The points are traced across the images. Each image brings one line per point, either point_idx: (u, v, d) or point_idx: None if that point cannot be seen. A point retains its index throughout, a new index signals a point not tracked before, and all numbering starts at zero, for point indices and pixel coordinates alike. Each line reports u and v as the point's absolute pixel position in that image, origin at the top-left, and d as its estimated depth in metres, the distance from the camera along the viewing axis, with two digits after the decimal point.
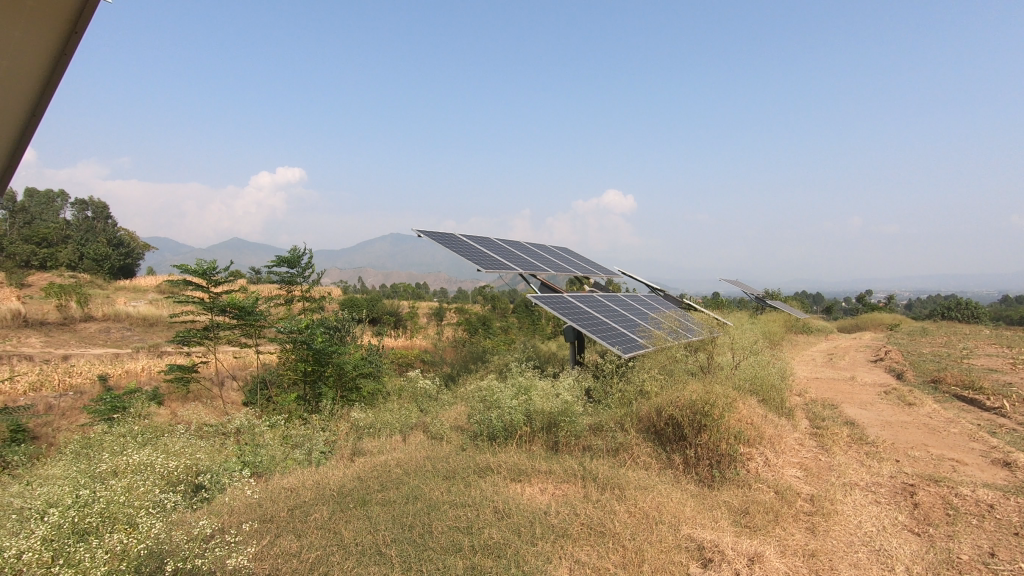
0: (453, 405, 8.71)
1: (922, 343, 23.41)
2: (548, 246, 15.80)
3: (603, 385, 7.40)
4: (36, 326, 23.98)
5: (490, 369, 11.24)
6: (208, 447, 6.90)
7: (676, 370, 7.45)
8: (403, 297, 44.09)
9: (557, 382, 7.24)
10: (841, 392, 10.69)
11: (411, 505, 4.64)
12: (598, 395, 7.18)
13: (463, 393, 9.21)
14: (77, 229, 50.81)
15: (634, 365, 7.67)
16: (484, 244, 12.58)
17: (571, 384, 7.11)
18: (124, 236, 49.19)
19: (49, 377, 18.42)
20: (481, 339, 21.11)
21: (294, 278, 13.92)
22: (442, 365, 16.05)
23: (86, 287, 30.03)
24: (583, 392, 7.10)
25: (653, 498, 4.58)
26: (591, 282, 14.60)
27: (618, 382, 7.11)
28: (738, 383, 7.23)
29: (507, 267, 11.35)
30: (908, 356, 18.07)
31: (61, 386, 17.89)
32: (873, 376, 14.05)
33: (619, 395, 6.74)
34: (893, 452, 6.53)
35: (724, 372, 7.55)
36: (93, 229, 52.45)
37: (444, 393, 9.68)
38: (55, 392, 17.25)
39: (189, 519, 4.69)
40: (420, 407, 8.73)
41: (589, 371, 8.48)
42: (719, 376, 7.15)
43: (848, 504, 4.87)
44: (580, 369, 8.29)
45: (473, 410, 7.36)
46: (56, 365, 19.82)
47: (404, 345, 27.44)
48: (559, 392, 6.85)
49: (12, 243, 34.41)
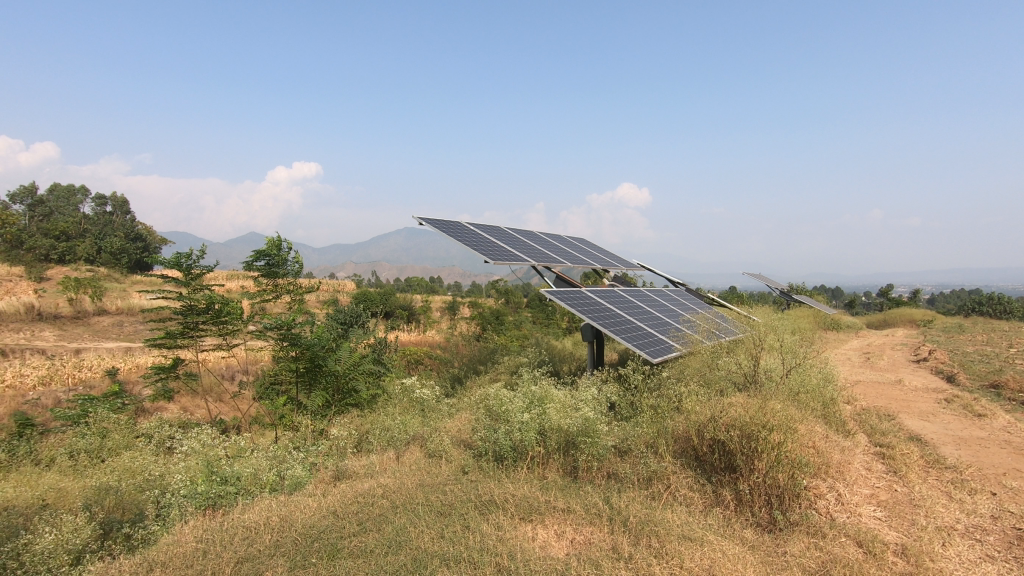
0: (459, 414, 7.74)
1: (962, 341, 21.94)
2: (563, 238, 14.73)
3: (628, 396, 6.34)
4: (50, 319, 23.51)
5: (500, 372, 10.26)
6: (183, 461, 6.02)
7: (714, 381, 6.38)
8: (416, 291, 43.22)
9: (577, 392, 6.22)
10: (894, 399, 9.51)
11: (394, 557, 3.65)
12: (624, 405, 6.17)
13: (470, 400, 8.24)
14: (96, 224, 50.94)
15: (663, 370, 6.63)
16: (493, 234, 11.53)
17: (593, 395, 6.10)
18: (140, 231, 48.80)
19: (59, 371, 17.86)
20: (493, 335, 20.15)
21: (274, 270, 12.86)
22: (451, 363, 15.13)
23: (102, 281, 29.68)
24: (606, 404, 6.07)
25: (704, 555, 3.53)
26: (609, 276, 13.57)
27: (647, 393, 6.03)
28: (792, 395, 6.12)
29: (517, 258, 10.29)
30: (953, 356, 16.68)
31: (71, 380, 17.35)
32: (920, 379, 12.77)
33: (648, 408, 5.73)
34: (985, 481, 5.38)
35: (772, 380, 6.43)
36: (112, 223, 52.57)
37: (452, 400, 8.73)
38: (63, 388, 16.72)
39: (115, 570, 3.75)
40: (423, 416, 7.76)
41: (611, 377, 7.43)
42: (766, 388, 6.06)
43: (954, 562, 3.77)
44: (601, 375, 7.25)
45: (479, 422, 6.38)
46: (65, 359, 19.30)
47: (415, 340, 26.59)
48: (578, 405, 5.81)
49: (31, 238, 34.20)
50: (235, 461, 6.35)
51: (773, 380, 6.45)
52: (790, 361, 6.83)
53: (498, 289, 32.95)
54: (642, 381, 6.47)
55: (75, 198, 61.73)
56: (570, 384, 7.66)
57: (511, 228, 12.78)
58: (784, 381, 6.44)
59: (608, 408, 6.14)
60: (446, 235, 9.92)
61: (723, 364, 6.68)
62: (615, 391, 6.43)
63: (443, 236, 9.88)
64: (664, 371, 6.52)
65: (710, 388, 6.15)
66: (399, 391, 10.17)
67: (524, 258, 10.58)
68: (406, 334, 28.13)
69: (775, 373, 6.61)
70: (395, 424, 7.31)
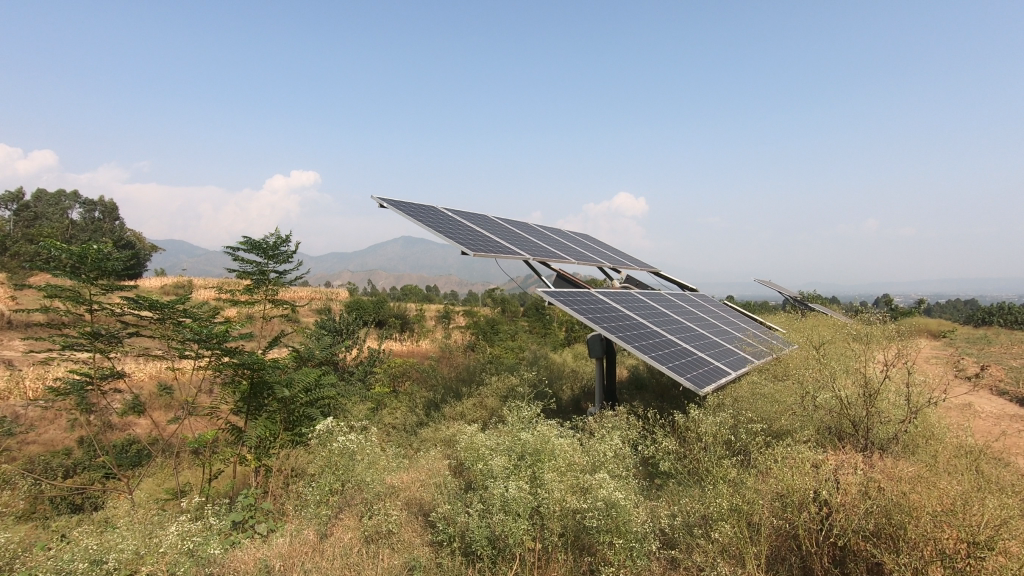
0: (430, 463, 5.71)
1: (999, 353, 19.95)
2: (565, 233, 12.73)
3: (666, 452, 4.25)
4: (20, 327, 21.26)
5: (493, 396, 8.15)
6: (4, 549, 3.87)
7: (798, 435, 4.34)
8: (411, 300, 40.92)
9: (595, 444, 4.19)
10: (993, 433, 7.45)
11: None
12: (664, 468, 4.13)
13: (449, 444, 6.11)
14: (83, 230, 48.95)
15: (712, 412, 4.64)
16: (479, 222, 9.47)
17: (618, 450, 4.09)
18: (130, 239, 46.59)
19: (15, 381, 15.80)
20: (488, 346, 18.12)
21: (263, 271, 10.10)
22: (439, 377, 13.09)
23: None
24: (634, 469, 4.02)
25: None
26: (619, 274, 11.73)
27: (695, 448, 3.98)
28: (918, 451, 4.08)
29: (507, 251, 8.18)
30: (1008, 372, 14.62)
31: (26, 393, 15.26)
32: (991, 406, 10.64)
33: (706, 481, 3.68)
34: None
35: (886, 431, 4.35)
36: (102, 229, 50.64)
37: (432, 441, 6.62)
38: (15, 402, 14.62)
39: None
40: (383, 469, 5.67)
41: (635, 418, 5.38)
42: (879, 448, 4.02)
43: None
44: (623, 419, 5.19)
45: (448, 494, 4.29)
46: (19, 369, 17.16)
47: (406, 351, 24.49)
48: (594, 471, 3.75)
49: (11, 240, 32.10)
50: (98, 550, 4.21)
51: (884, 427, 4.39)
52: (902, 402, 4.77)
53: (495, 296, 30.93)
54: (687, 431, 4.42)
55: (65, 203, 59.26)
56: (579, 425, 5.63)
57: (503, 219, 10.79)
58: (903, 432, 4.35)
59: (637, 475, 4.06)
60: (420, 223, 7.90)
61: (809, 405, 4.65)
62: (648, 447, 4.38)
63: (418, 225, 7.86)
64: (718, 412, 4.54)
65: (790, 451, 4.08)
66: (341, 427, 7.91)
67: (519, 251, 8.63)
68: (398, 345, 25.99)
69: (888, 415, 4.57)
70: (347, 480, 5.23)
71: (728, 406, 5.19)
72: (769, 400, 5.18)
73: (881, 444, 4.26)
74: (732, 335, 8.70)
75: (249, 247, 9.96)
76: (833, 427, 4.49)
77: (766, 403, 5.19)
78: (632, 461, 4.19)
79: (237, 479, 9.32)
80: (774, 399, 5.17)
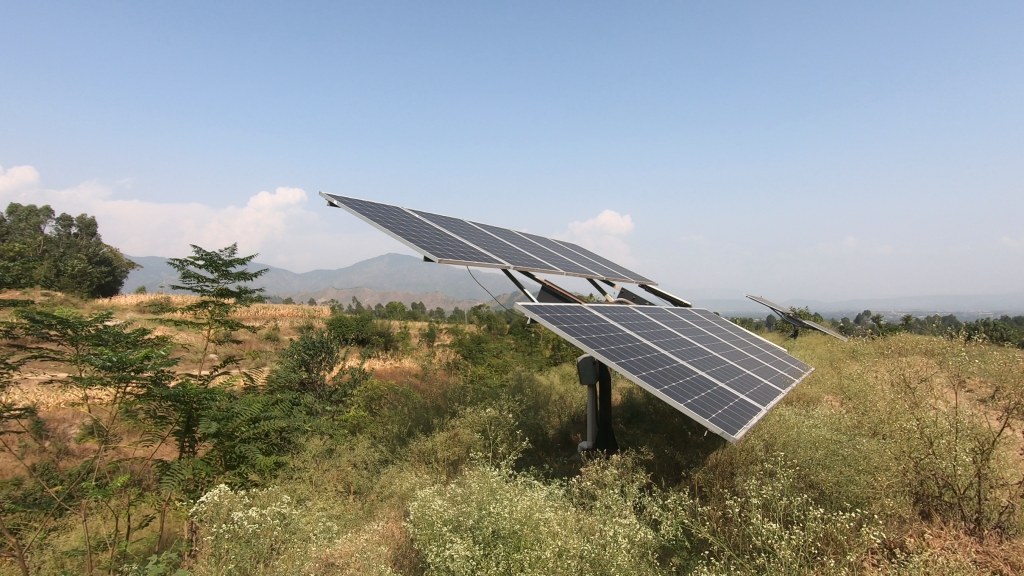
0: (379, 535, 4.43)
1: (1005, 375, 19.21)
2: (553, 243, 11.63)
3: (684, 537, 3.25)
4: None
5: (468, 429, 6.94)
6: None
7: (861, 532, 3.30)
8: (395, 318, 39.36)
9: (597, 526, 3.12)
10: None
11: None
12: (697, 566, 3.05)
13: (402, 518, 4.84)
14: (58, 245, 47.26)
15: (753, 485, 3.58)
16: (454, 227, 8.31)
17: (632, 535, 3.01)
18: (104, 253, 44.60)
19: None
20: (472, 365, 16.89)
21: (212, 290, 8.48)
22: (413, 402, 11.87)
23: (49, 299, 26.08)
24: (648, 564, 2.94)
25: None
26: (613, 287, 10.58)
27: (741, 558, 2.94)
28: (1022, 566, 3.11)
29: (483, 258, 7.00)
30: None
31: None
32: None
33: None
34: None
35: (979, 548, 3.58)
36: (77, 245, 48.94)
37: (393, 504, 5.39)
38: None
39: None
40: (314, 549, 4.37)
41: (641, 478, 4.26)
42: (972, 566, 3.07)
43: None
44: (628, 481, 4.09)
45: None
46: None
47: (386, 370, 23.18)
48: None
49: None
50: None
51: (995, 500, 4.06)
52: (994, 463, 4.12)
53: (482, 314, 29.77)
54: (726, 531, 3.39)
55: (37, 218, 56.75)
56: (572, 485, 4.47)
57: (484, 226, 9.63)
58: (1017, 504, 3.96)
59: (652, 571, 2.98)
60: (379, 223, 6.71)
61: (876, 502, 3.87)
62: (667, 532, 3.30)
63: (377, 229, 6.61)
64: (765, 491, 3.49)
65: (859, 558, 2.95)
66: (288, 496, 6.68)
67: (499, 260, 7.43)
68: (379, 363, 24.65)
69: (992, 483, 4.13)
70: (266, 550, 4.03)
71: (763, 473, 4.07)
72: (818, 475, 4.11)
73: (991, 518, 3.92)
74: (748, 357, 7.51)
75: (202, 262, 8.45)
76: (925, 493, 4.20)
77: (819, 470, 4.24)
78: (649, 550, 3.07)
79: (166, 528, 7.94)
80: (825, 475, 4.12)
